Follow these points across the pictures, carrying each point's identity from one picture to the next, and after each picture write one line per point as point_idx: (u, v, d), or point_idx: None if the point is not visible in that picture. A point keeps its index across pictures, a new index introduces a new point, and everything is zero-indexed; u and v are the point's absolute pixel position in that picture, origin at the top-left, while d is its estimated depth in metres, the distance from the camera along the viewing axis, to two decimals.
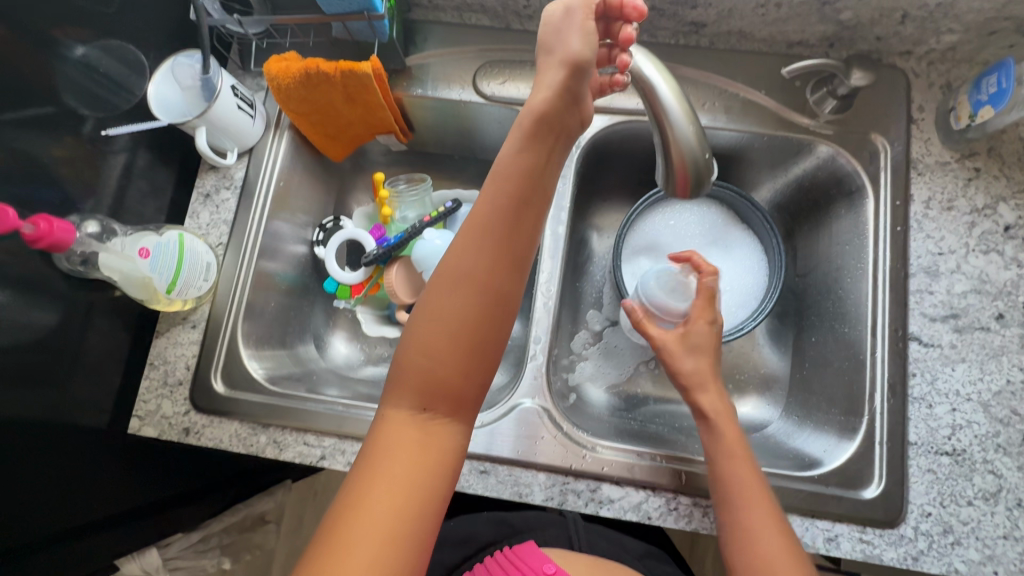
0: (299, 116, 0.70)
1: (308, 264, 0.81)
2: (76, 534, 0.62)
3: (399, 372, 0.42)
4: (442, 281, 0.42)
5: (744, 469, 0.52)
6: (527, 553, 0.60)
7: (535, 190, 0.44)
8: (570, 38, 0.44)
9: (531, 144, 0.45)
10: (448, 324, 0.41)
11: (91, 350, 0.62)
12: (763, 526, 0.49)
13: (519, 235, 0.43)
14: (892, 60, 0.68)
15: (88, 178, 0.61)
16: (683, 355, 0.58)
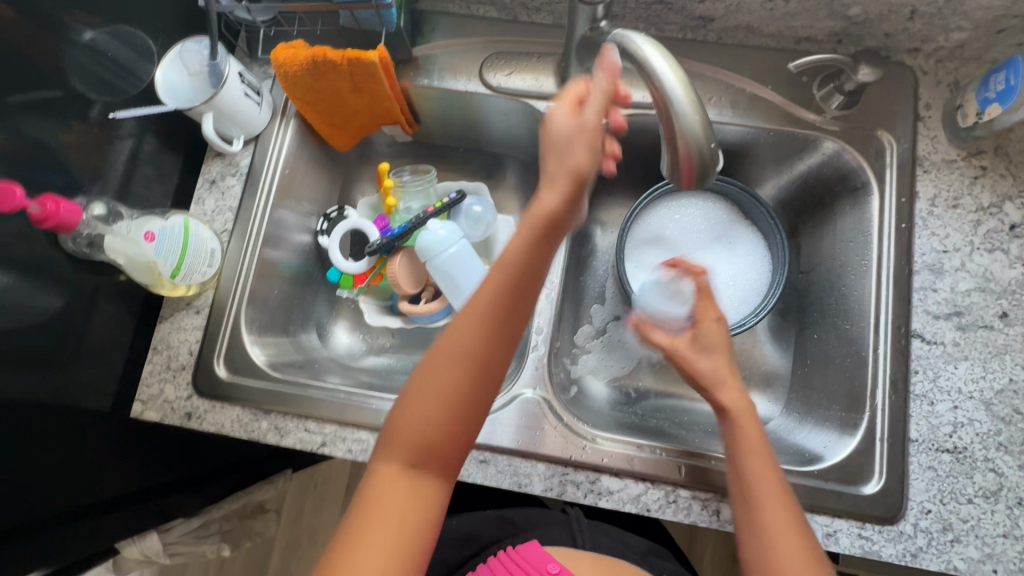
0: (306, 104, 0.70)
1: (312, 253, 0.82)
2: (80, 515, 0.63)
3: (393, 433, 0.45)
4: (441, 354, 0.46)
5: (762, 466, 0.50)
6: (529, 551, 0.60)
7: (533, 277, 0.47)
8: (578, 155, 0.47)
9: (539, 239, 0.47)
10: (442, 396, 0.45)
11: (95, 333, 0.62)
12: (783, 526, 0.46)
13: (516, 319, 0.47)
14: (901, 57, 0.67)
15: (95, 162, 0.61)
16: (703, 356, 0.57)
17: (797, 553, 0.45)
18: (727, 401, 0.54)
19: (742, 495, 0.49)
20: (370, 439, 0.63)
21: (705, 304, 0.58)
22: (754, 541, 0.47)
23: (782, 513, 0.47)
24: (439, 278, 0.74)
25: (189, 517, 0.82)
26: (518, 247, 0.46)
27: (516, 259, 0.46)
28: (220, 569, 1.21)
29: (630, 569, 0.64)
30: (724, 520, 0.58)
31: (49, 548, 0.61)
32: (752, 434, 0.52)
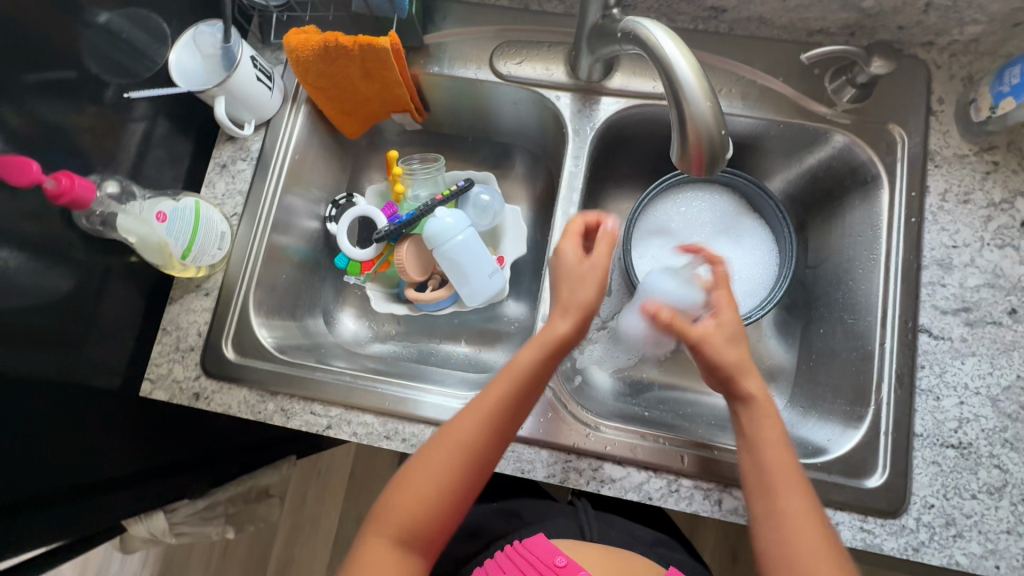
0: (317, 90, 0.70)
1: (320, 240, 0.82)
2: (91, 492, 0.63)
3: (389, 512, 0.52)
4: (443, 444, 0.53)
5: (778, 455, 0.51)
6: (535, 544, 0.58)
7: (535, 391, 0.55)
8: (588, 290, 0.56)
9: (548, 359, 0.55)
10: (436, 485, 0.52)
11: (106, 313, 0.63)
12: (800, 513, 0.48)
13: (511, 425, 0.54)
14: (914, 51, 0.67)
15: (108, 144, 0.62)
16: (727, 345, 0.54)
17: (816, 542, 0.47)
18: (750, 388, 0.53)
19: (761, 484, 0.51)
20: (375, 423, 0.63)
21: (726, 293, 0.57)
22: (770, 530, 0.49)
23: (798, 502, 0.49)
24: (446, 266, 0.74)
25: (194, 498, 0.82)
26: (527, 361, 0.54)
27: (523, 372, 0.54)
28: (224, 554, 1.23)
29: (639, 561, 0.63)
30: (725, 510, 0.58)
31: (64, 524, 0.61)
32: (770, 423, 0.53)
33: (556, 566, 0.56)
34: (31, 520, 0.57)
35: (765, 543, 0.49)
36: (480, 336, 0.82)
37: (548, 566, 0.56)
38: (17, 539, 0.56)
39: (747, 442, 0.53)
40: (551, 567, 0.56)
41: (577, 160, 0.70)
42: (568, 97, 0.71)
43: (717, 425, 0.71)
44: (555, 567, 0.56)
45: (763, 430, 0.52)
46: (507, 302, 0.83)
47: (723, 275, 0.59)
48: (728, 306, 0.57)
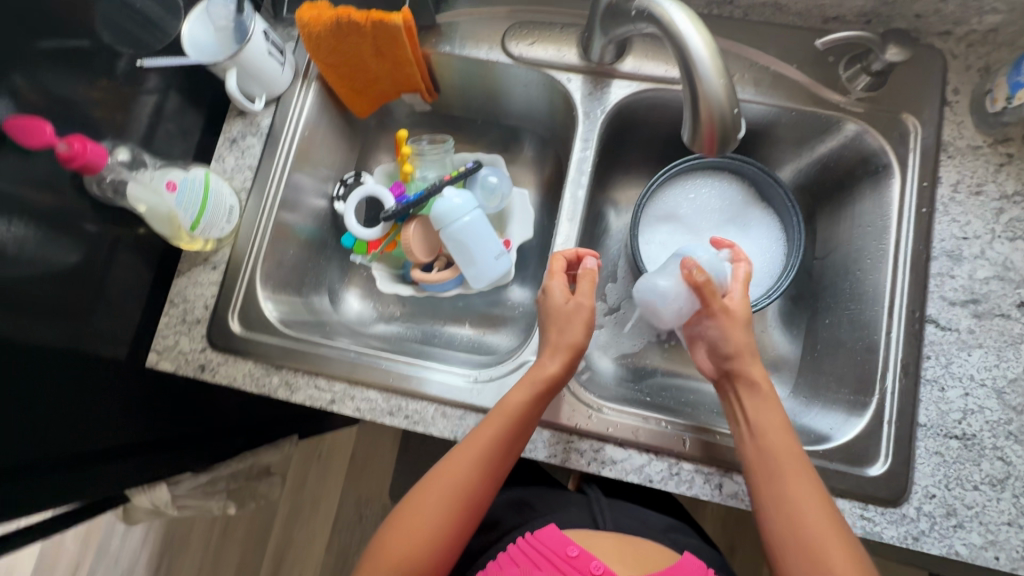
0: (329, 68, 0.70)
1: (328, 219, 0.82)
2: (98, 459, 0.64)
3: (383, 550, 0.54)
4: (438, 482, 0.56)
5: (783, 436, 0.53)
6: (548, 537, 0.59)
7: (526, 431, 0.57)
8: (574, 330, 0.59)
9: (538, 399, 0.57)
10: (432, 524, 0.54)
11: (114, 282, 0.64)
12: (804, 494, 0.50)
13: (504, 462, 0.57)
14: (931, 40, 0.66)
15: (120, 115, 0.62)
16: (739, 328, 0.58)
17: (822, 522, 0.48)
18: (753, 375, 0.56)
19: (765, 466, 0.52)
20: (379, 399, 0.64)
21: (743, 289, 0.61)
22: (778, 514, 0.50)
23: (806, 486, 0.50)
24: (453, 246, 0.74)
25: (196, 472, 0.82)
26: (516, 401, 0.57)
27: (513, 411, 0.56)
28: (224, 533, 1.24)
29: (654, 549, 0.62)
30: (726, 494, 0.58)
31: (71, 489, 0.61)
32: (772, 410, 0.55)
33: (569, 557, 0.57)
34: (39, 484, 0.57)
35: (776, 526, 0.50)
36: (485, 320, 0.83)
37: (562, 558, 0.57)
38: (26, 501, 0.56)
39: (751, 428, 0.55)
40: (565, 560, 0.57)
41: (587, 143, 0.70)
42: (580, 80, 0.71)
43: (719, 413, 0.71)
44: (568, 557, 0.57)
45: (765, 418, 0.54)
46: (512, 286, 0.83)
47: (747, 273, 0.62)
48: (741, 299, 0.60)
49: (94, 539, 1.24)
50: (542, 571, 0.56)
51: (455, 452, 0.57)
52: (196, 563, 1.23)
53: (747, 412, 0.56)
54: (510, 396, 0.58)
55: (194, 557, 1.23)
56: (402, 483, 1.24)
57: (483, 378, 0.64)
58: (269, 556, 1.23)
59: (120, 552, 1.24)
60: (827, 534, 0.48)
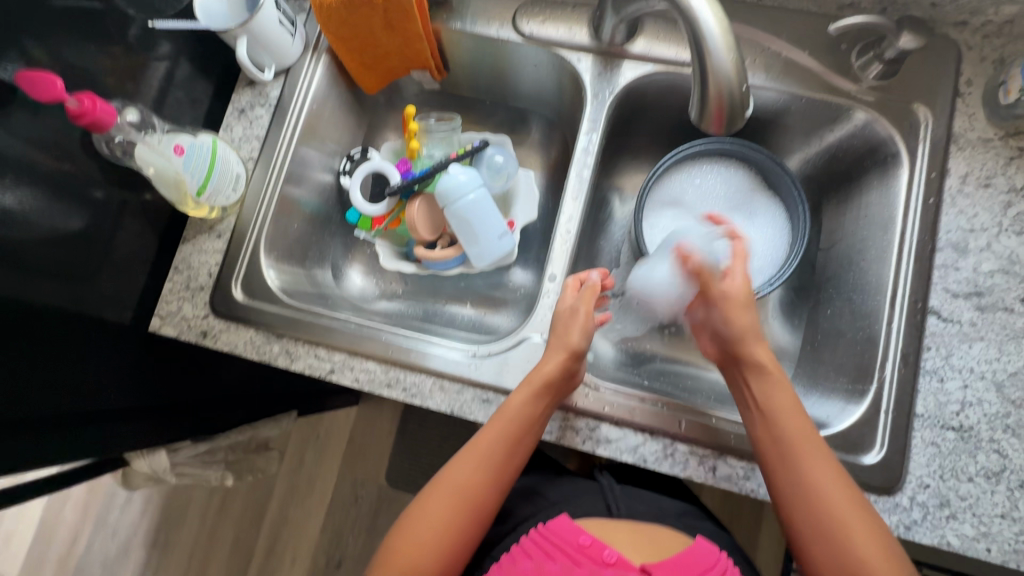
0: (339, 40, 0.70)
1: (333, 194, 0.83)
2: (103, 419, 0.64)
3: (391, 555, 0.54)
4: (443, 486, 0.57)
5: (793, 418, 0.54)
6: (559, 527, 0.59)
7: (529, 432, 0.58)
8: (573, 333, 0.60)
9: (539, 401, 0.58)
10: (438, 526, 0.55)
11: (120, 246, 0.64)
12: (823, 475, 0.51)
13: (507, 465, 0.58)
14: (946, 30, 0.66)
15: (131, 78, 0.62)
16: (742, 309, 0.59)
17: (843, 502, 0.50)
18: (761, 355, 0.58)
19: (782, 451, 0.53)
20: (378, 370, 0.64)
21: (743, 266, 0.61)
22: (799, 496, 0.52)
23: (823, 464, 0.52)
24: (456, 224, 0.74)
25: (196, 441, 0.83)
26: (517, 405, 0.58)
27: (513, 414, 0.58)
28: (222, 508, 1.25)
29: (665, 534, 0.62)
30: (719, 477, 0.59)
31: (79, 448, 0.62)
32: (781, 390, 0.56)
33: (582, 546, 0.57)
34: (45, 439, 0.58)
35: (797, 504, 0.52)
36: (486, 301, 0.83)
37: (575, 548, 0.56)
38: (32, 455, 0.57)
39: (763, 410, 0.56)
40: (577, 548, 0.56)
41: (593, 124, 0.70)
42: (590, 60, 0.71)
43: (717, 400, 0.71)
44: (582, 547, 0.56)
45: (776, 398, 0.56)
46: (514, 269, 0.83)
47: (745, 250, 0.62)
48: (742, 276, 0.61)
49: (94, 509, 1.26)
50: (556, 561, 0.56)
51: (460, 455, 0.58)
52: (193, 536, 1.24)
53: (758, 393, 0.57)
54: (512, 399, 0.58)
55: (192, 531, 1.25)
56: (399, 465, 1.25)
57: (481, 353, 0.64)
58: (265, 532, 1.24)
59: (119, 523, 1.25)
60: (850, 513, 0.50)
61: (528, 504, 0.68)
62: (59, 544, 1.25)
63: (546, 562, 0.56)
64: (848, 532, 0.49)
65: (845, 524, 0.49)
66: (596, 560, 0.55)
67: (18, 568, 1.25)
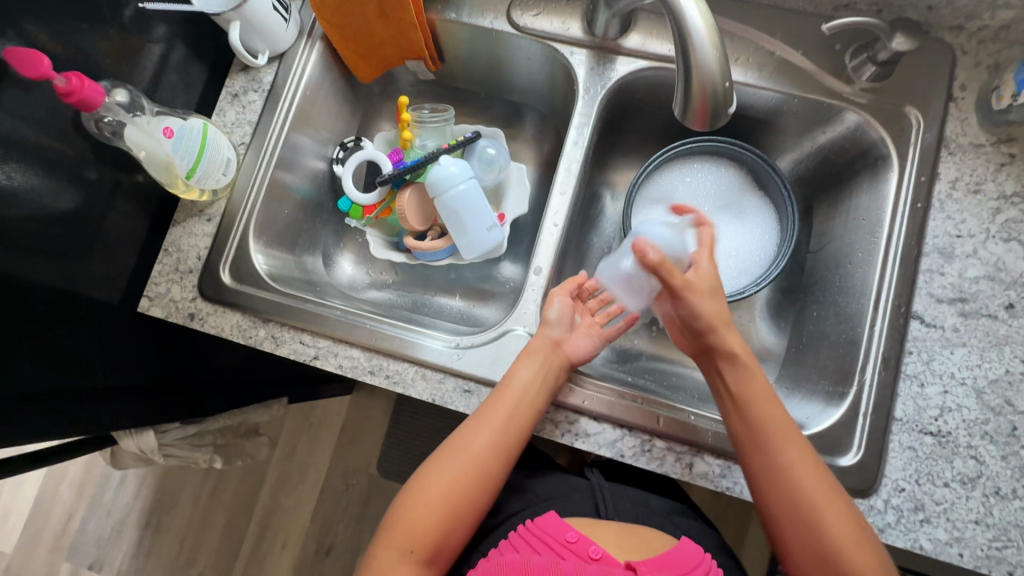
0: (333, 27, 0.70)
1: (325, 182, 0.83)
2: (99, 395, 0.65)
3: (398, 517, 0.57)
4: (449, 457, 0.59)
5: (768, 408, 0.55)
6: (547, 524, 0.59)
7: (528, 405, 0.59)
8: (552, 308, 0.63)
9: (537, 372, 0.60)
10: (442, 491, 0.57)
11: (112, 226, 0.65)
12: (798, 464, 0.52)
13: (512, 438, 0.59)
14: (941, 34, 0.65)
15: (125, 61, 0.63)
16: (705, 297, 0.59)
17: (818, 490, 0.51)
18: (731, 346, 0.58)
19: (754, 441, 0.54)
20: (361, 357, 0.65)
21: (709, 255, 0.61)
22: (775, 485, 0.53)
23: (797, 454, 0.53)
24: (446, 215, 0.74)
25: (184, 423, 0.83)
26: (522, 377, 0.59)
27: (518, 385, 0.59)
28: (214, 492, 1.27)
29: (649, 534, 0.62)
30: (695, 474, 0.59)
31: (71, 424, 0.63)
32: (754, 381, 0.57)
33: (568, 542, 0.57)
34: (36, 413, 0.59)
35: (773, 495, 0.53)
36: (475, 293, 0.83)
37: (561, 544, 0.57)
38: (26, 427, 0.58)
39: (736, 403, 0.57)
40: (563, 544, 0.57)
41: (584, 119, 0.70)
42: (584, 54, 0.70)
43: (700, 399, 0.71)
44: (568, 543, 0.57)
45: (751, 389, 0.56)
46: (504, 262, 0.84)
47: (711, 236, 0.63)
48: (710, 264, 0.61)
49: (89, 489, 1.28)
50: (540, 555, 0.56)
51: (465, 428, 0.60)
52: (185, 519, 1.26)
53: (732, 385, 0.58)
54: (511, 372, 0.60)
55: (184, 514, 1.26)
56: (389, 455, 1.25)
57: (464, 344, 0.64)
58: (256, 517, 1.25)
59: (113, 504, 1.27)
60: (826, 500, 0.51)
61: (507, 495, 0.69)
62: (53, 522, 1.27)
63: (531, 554, 0.56)
64: (822, 519, 0.50)
65: (816, 511, 0.51)
66: (581, 555, 0.55)
67: (12, 546, 1.26)
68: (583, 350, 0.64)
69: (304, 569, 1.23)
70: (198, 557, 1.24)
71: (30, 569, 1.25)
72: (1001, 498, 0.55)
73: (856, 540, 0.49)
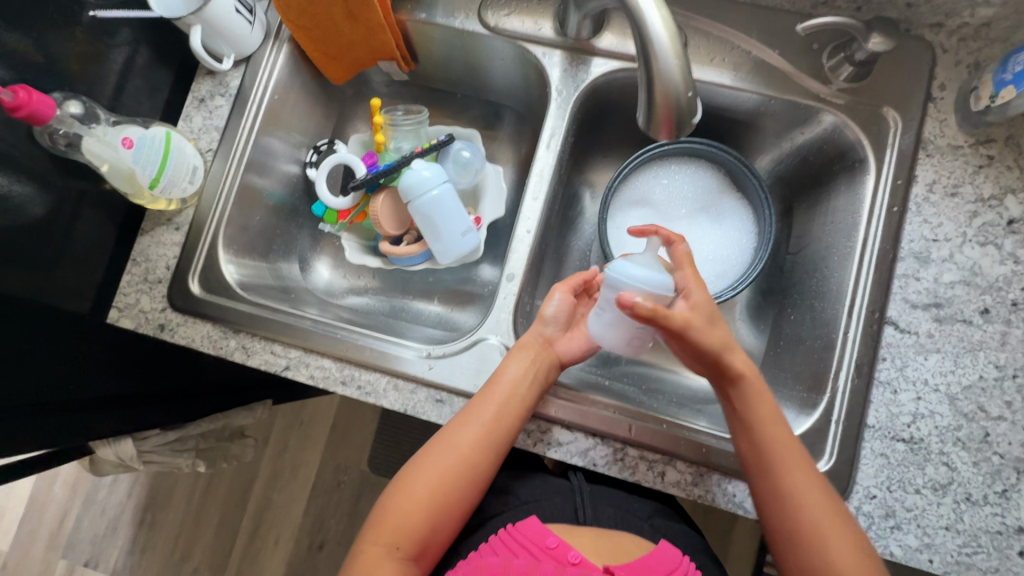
0: (299, 29, 0.68)
1: (299, 185, 0.82)
2: (77, 407, 0.64)
3: (383, 518, 0.56)
4: (437, 454, 0.58)
5: (780, 430, 0.54)
6: (527, 528, 0.58)
7: (516, 401, 0.58)
8: (551, 306, 0.63)
9: (527, 368, 0.60)
10: (428, 488, 0.56)
11: (79, 236, 0.63)
12: (807, 488, 0.52)
13: (501, 439, 0.58)
14: (922, 32, 0.64)
15: (87, 68, 0.61)
16: (707, 327, 0.56)
17: (819, 508, 0.51)
18: (735, 366, 0.56)
19: (764, 463, 0.54)
20: (332, 367, 0.64)
21: (693, 273, 0.59)
22: (779, 505, 0.53)
23: (806, 474, 0.53)
24: (420, 220, 0.73)
25: (164, 429, 0.80)
26: (512, 374, 0.59)
27: (507, 382, 0.58)
28: (206, 490, 1.27)
29: (629, 540, 0.61)
30: (667, 482, 0.59)
31: (51, 438, 0.62)
32: (762, 402, 0.56)
33: (547, 547, 0.56)
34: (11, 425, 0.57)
35: (777, 514, 0.53)
36: (453, 296, 0.82)
37: (540, 547, 0.56)
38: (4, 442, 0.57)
39: (745, 422, 0.56)
40: (543, 549, 0.55)
41: (557, 122, 0.68)
42: (557, 56, 0.69)
43: (678, 403, 0.71)
44: (547, 547, 0.55)
45: (758, 408, 0.56)
46: (482, 265, 0.83)
47: (686, 254, 0.60)
48: (699, 285, 0.58)
49: (82, 488, 1.28)
50: (519, 557, 0.55)
51: (452, 426, 0.59)
52: (178, 517, 1.26)
53: (739, 406, 0.57)
54: (501, 369, 0.60)
55: (177, 512, 1.27)
56: (379, 454, 1.26)
57: (436, 353, 0.63)
58: (247, 515, 1.26)
59: (106, 501, 1.27)
60: (827, 517, 0.51)
61: (488, 498, 0.67)
62: (47, 521, 1.27)
63: (510, 557, 0.55)
64: (823, 538, 0.50)
65: (817, 529, 0.51)
66: (560, 560, 0.54)
67: (8, 544, 1.26)
68: (572, 349, 0.64)
69: (296, 566, 1.23)
70: (192, 553, 1.25)
71: (27, 566, 1.25)
72: (972, 505, 0.55)
73: (847, 552, 0.50)
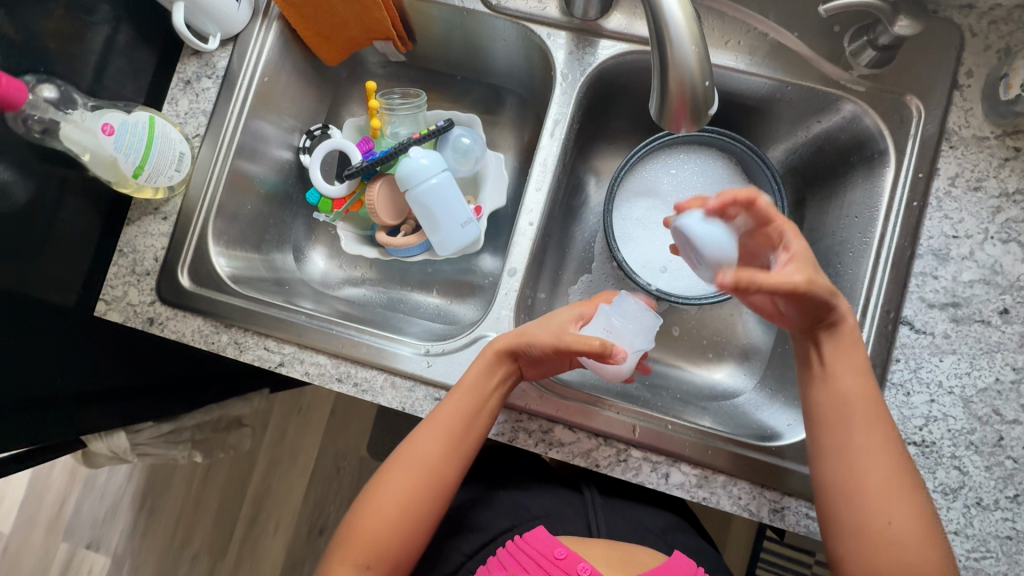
0: (290, 6, 0.65)
1: (293, 172, 0.79)
2: (68, 401, 0.62)
3: (354, 534, 0.54)
4: (400, 466, 0.56)
5: (857, 385, 0.51)
6: (534, 538, 0.56)
7: (483, 406, 0.56)
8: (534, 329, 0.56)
9: (490, 373, 0.56)
10: (396, 502, 0.54)
11: (63, 227, 0.60)
12: (877, 449, 0.49)
13: (466, 440, 0.56)
14: (950, 14, 0.60)
15: (65, 48, 0.58)
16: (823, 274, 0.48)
17: (887, 475, 0.49)
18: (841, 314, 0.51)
19: (838, 415, 0.51)
20: (328, 364, 0.62)
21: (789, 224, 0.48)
22: (843, 461, 0.50)
23: (878, 432, 0.50)
24: (419, 210, 0.70)
25: (158, 421, 0.79)
26: (471, 376, 0.56)
27: (471, 387, 0.56)
28: (206, 477, 1.27)
29: (640, 548, 0.59)
30: (671, 484, 0.57)
31: (42, 432, 0.60)
32: (852, 354, 0.52)
33: (556, 558, 0.54)
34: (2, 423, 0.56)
35: (841, 471, 0.50)
36: (453, 288, 0.80)
37: (549, 560, 0.54)
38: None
39: (825, 371, 0.52)
40: (552, 561, 0.54)
41: (563, 108, 0.65)
42: (563, 37, 0.66)
43: (683, 400, 0.69)
44: (556, 559, 0.54)
45: (858, 364, 0.51)
46: (483, 255, 0.80)
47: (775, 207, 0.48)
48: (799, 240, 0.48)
49: (81, 474, 1.27)
50: None
51: (415, 435, 0.57)
52: (179, 503, 1.26)
53: (830, 356, 0.52)
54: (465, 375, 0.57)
55: (177, 498, 1.27)
56: (378, 442, 1.25)
57: (435, 350, 0.62)
58: (247, 501, 1.26)
59: (106, 488, 1.27)
60: (895, 484, 0.48)
61: (489, 497, 0.65)
62: (47, 506, 1.27)
63: None
64: (892, 501, 0.48)
65: (890, 494, 0.48)
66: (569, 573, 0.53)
67: (9, 527, 1.26)
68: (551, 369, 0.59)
69: (296, 551, 1.24)
70: (192, 539, 1.25)
71: (29, 549, 1.26)
72: (982, 509, 0.53)
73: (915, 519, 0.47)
